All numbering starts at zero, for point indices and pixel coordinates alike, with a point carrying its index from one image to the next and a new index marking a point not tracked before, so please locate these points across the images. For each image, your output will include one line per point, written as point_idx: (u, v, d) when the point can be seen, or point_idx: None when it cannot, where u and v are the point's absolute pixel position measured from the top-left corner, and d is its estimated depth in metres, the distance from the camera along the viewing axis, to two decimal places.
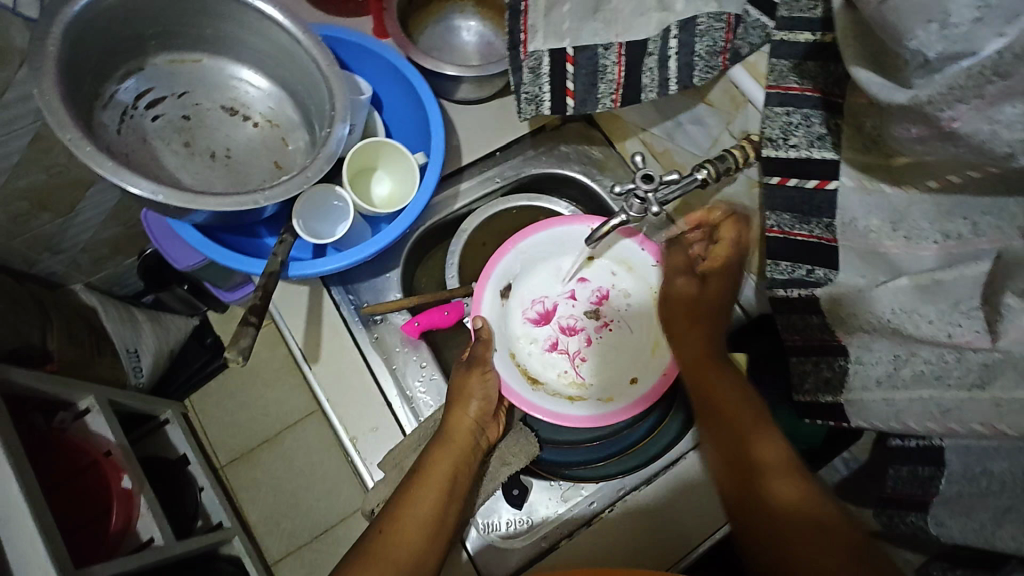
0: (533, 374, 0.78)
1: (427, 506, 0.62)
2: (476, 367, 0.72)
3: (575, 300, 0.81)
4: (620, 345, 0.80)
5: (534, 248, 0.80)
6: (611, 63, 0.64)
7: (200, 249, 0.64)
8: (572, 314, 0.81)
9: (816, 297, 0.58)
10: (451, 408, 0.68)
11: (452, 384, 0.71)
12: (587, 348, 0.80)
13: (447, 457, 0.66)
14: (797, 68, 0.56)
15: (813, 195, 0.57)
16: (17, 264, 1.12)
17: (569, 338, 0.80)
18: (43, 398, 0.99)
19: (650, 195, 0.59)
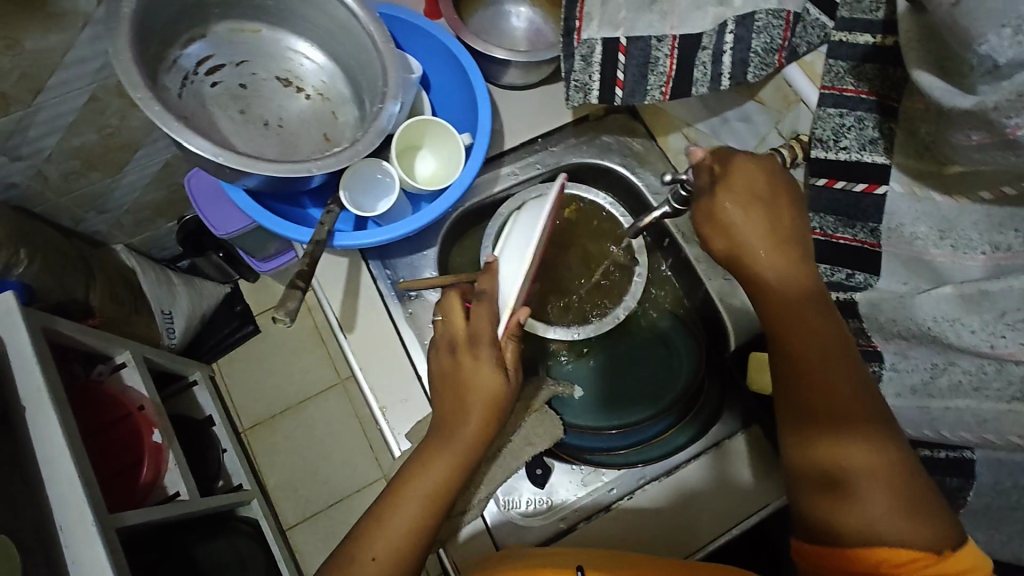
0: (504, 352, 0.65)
1: (417, 509, 0.60)
2: (475, 353, 0.63)
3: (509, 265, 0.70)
4: None
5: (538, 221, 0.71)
6: (663, 56, 0.63)
7: (253, 215, 0.67)
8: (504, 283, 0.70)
9: (855, 302, 0.56)
10: (465, 409, 0.62)
11: (459, 376, 0.63)
12: None
13: (447, 463, 0.61)
14: (855, 69, 0.56)
15: (859, 199, 0.57)
16: (65, 221, 1.21)
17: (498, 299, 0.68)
18: (84, 349, 1.06)
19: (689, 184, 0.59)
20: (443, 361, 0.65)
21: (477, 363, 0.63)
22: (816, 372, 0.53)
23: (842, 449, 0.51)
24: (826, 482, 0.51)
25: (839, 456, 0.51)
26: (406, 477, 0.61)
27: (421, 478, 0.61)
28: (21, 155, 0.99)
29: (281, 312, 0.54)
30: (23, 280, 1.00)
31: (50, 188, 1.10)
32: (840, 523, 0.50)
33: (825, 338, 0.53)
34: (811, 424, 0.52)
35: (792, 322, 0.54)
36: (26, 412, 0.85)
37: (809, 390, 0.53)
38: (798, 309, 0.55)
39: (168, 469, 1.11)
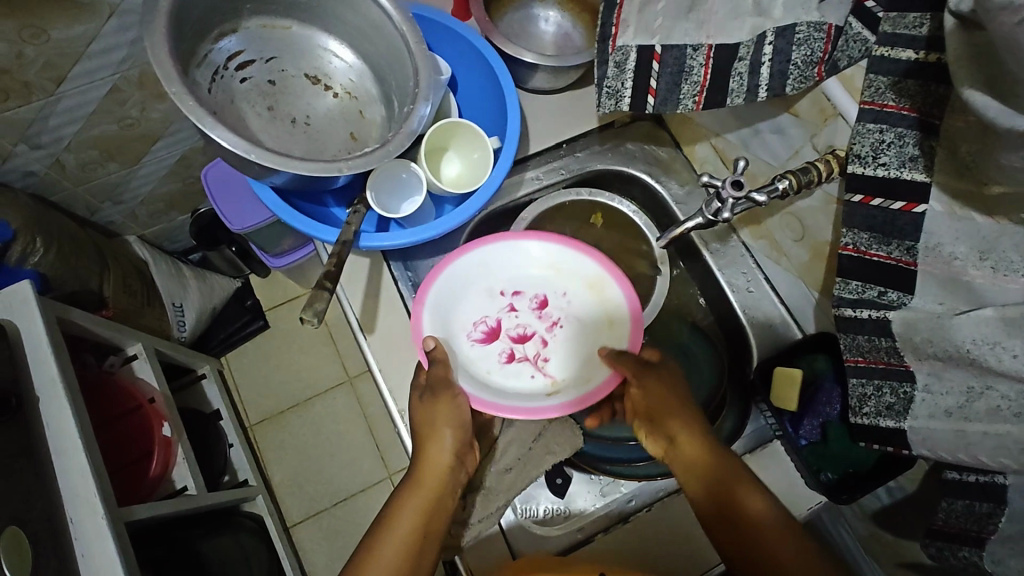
0: (501, 390, 0.71)
1: (395, 558, 0.58)
2: (441, 394, 0.65)
3: (517, 314, 0.75)
4: (574, 340, 0.74)
5: (456, 273, 0.73)
6: (698, 65, 0.63)
7: (281, 215, 0.66)
8: (518, 322, 0.75)
9: (889, 320, 0.57)
10: (424, 446, 0.63)
11: (416, 417, 0.65)
12: (547, 349, 0.74)
13: (420, 504, 0.61)
14: (896, 85, 0.54)
15: (897, 217, 0.56)
16: (81, 211, 1.20)
17: (523, 345, 0.74)
18: (96, 340, 1.06)
19: (732, 200, 0.59)
20: (416, 402, 0.66)
21: (417, 397, 0.66)
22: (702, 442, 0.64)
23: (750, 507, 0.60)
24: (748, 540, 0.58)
25: (734, 487, 0.61)
26: (382, 524, 0.61)
27: (395, 525, 0.60)
28: (40, 144, 0.99)
29: (309, 313, 0.53)
30: (38, 269, 1.00)
31: (67, 178, 1.10)
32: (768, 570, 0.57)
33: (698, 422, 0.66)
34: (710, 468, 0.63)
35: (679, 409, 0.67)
36: (40, 402, 0.85)
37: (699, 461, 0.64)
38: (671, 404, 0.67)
39: (177, 463, 1.11)
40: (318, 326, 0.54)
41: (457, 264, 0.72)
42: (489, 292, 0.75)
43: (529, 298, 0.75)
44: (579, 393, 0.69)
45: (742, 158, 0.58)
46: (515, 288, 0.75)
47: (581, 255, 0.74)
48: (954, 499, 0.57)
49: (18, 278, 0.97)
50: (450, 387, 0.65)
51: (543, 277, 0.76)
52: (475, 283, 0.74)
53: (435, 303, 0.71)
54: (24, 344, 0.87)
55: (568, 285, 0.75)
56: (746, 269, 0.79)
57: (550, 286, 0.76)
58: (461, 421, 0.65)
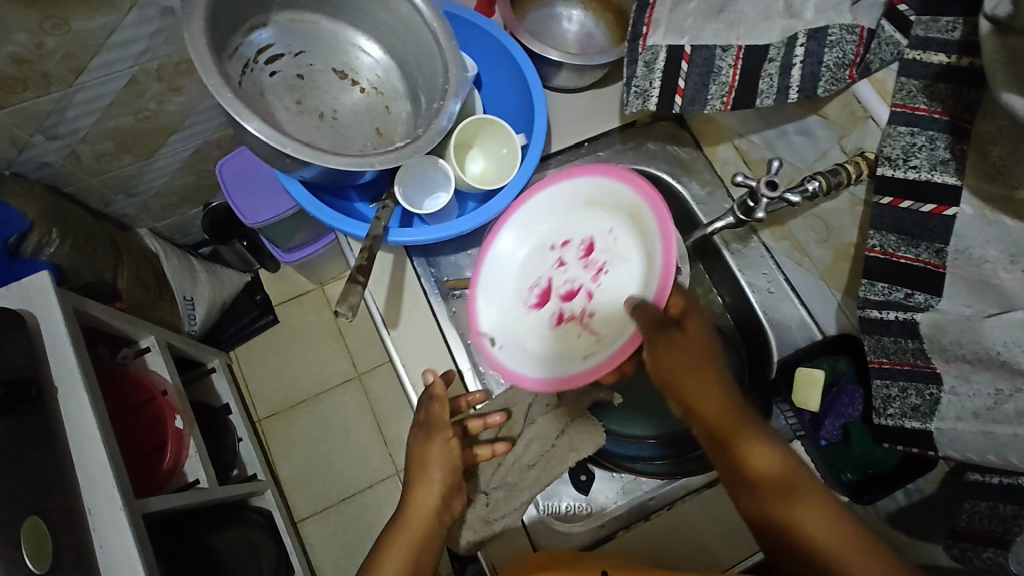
0: (552, 356, 0.68)
1: None
2: (436, 432, 0.65)
3: (565, 270, 0.70)
4: (619, 290, 0.65)
5: (511, 241, 0.71)
6: (727, 66, 0.64)
7: (310, 210, 0.66)
8: (568, 278, 0.70)
9: (916, 322, 0.57)
10: (415, 484, 0.64)
11: (412, 454, 0.65)
12: (593, 303, 0.68)
13: (405, 545, 0.60)
14: (927, 88, 0.55)
15: (927, 220, 0.56)
16: (95, 203, 1.20)
17: (571, 303, 0.69)
18: (110, 332, 1.06)
19: (769, 200, 0.59)
20: (410, 443, 0.66)
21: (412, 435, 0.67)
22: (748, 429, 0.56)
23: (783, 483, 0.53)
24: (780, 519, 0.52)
25: (786, 482, 0.53)
26: (367, 567, 0.60)
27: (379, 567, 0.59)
28: (57, 135, 0.99)
29: (343, 306, 0.54)
30: (54, 260, 1.00)
31: (83, 169, 1.10)
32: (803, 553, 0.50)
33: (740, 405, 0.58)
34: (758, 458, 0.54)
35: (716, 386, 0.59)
36: (58, 393, 0.85)
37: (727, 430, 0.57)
38: (706, 377, 0.60)
39: (189, 456, 1.11)
40: (352, 319, 0.55)
41: (508, 230, 0.71)
42: (540, 249, 0.71)
43: (577, 246, 0.70)
44: (615, 347, 0.62)
45: (775, 159, 0.59)
46: (563, 240, 0.70)
47: (620, 184, 0.66)
48: (977, 501, 0.58)
49: (34, 269, 0.97)
50: (445, 426, 0.66)
51: (589, 221, 0.69)
52: (528, 242, 0.71)
53: (491, 283, 0.70)
54: (42, 335, 0.87)
55: (613, 223, 0.67)
56: (766, 270, 0.80)
57: (596, 229, 0.69)
58: (454, 461, 0.65)
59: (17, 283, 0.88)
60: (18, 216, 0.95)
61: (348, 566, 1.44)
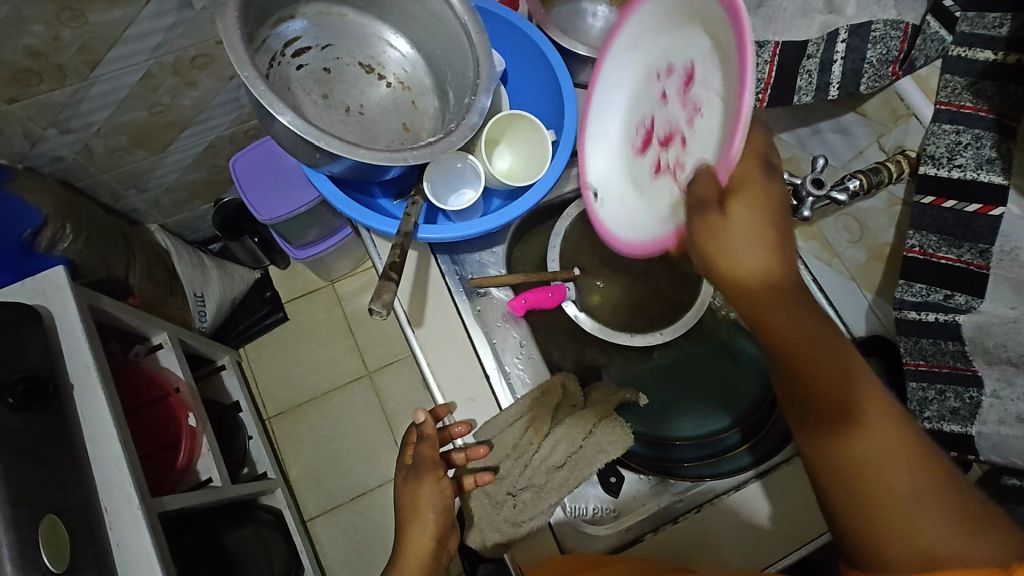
0: (638, 213, 0.59)
1: None
2: (426, 473, 0.65)
3: (669, 105, 0.54)
4: (709, 131, 0.47)
5: (612, 79, 0.61)
6: (765, 62, 0.63)
7: (334, 202, 0.66)
8: (667, 117, 0.55)
9: (958, 323, 0.57)
10: (405, 527, 0.64)
11: (405, 495, 0.66)
12: (687, 150, 0.51)
13: None
14: (973, 86, 0.55)
15: (971, 219, 0.55)
16: (105, 197, 1.19)
17: (668, 149, 0.54)
18: (123, 329, 1.05)
19: (813, 198, 0.57)
20: (402, 484, 0.67)
21: (405, 476, 0.67)
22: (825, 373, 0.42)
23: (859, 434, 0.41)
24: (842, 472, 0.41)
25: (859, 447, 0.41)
26: None
27: None
28: (71, 128, 0.98)
29: (377, 304, 0.54)
30: (68, 256, 0.99)
31: (95, 164, 1.09)
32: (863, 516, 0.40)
33: (822, 333, 0.43)
34: (836, 423, 0.42)
35: (777, 317, 0.44)
36: (74, 390, 0.84)
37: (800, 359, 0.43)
38: (776, 286, 0.44)
39: (201, 454, 1.10)
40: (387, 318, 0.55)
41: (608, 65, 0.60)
42: (649, 78, 0.57)
43: (677, 73, 0.52)
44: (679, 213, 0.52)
45: (820, 158, 0.58)
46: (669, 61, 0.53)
47: None
48: None
49: (47, 264, 0.96)
50: (435, 467, 0.65)
51: (692, 33, 0.49)
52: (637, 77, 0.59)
53: (597, 127, 0.63)
54: (58, 331, 0.86)
55: (701, 40, 0.48)
56: None
57: (695, 46, 0.49)
58: (445, 501, 0.64)
59: (33, 278, 0.87)
60: (34, 212, 0.94)
61: (358, 565, 1.43)
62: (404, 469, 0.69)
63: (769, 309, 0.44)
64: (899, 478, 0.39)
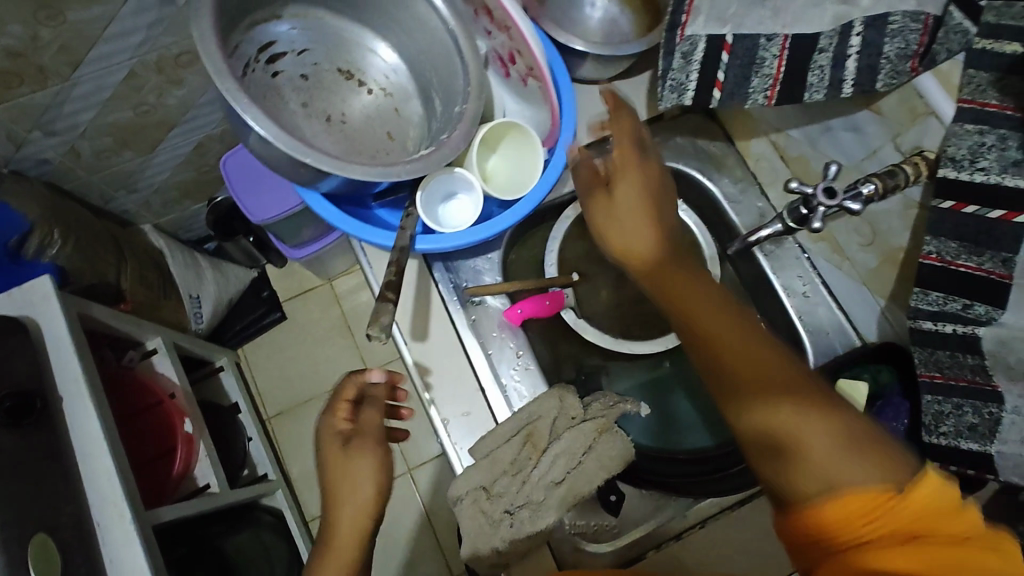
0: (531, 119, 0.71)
1: None
2: (366, 446, 0.62)
3: (492, 38, 0.67)
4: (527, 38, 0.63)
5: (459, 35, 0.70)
6: (771, 56, 0.58)
7: (335, 222, 0.63)
8: (500, 44, 0.67)
9: (978, 337, 0.54)
10: (337, 504, 0.61)
11: (333, 467, 0.62)
12: (524, 58, 0.65)
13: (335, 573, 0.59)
14: (999, 82, 0.51)
15: (994, 227, 0.52)
16: (94, 199, 1.16)
17: (516, 65, 0.67)
18: (116, 334, 1.03)
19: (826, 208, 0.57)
20: (333, 448, 0.62)
21: (336, 445, 0.62)
22: (733, 346, 0.50)
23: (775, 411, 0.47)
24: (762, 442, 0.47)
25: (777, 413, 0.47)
26: None
27: None
28: (55, 131, 0.95)
29: (374, 329, 0.50)
30: (56, 262, 0.96)
31: (81, 166, 1.06)
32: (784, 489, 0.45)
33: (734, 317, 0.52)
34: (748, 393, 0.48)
35: (693, 295, 0.54)
36: (62, 403, 0.82)
37: (715, 351, 0.51)
38: (688, 284, 0.54)
39: (199, 461, 1.09)
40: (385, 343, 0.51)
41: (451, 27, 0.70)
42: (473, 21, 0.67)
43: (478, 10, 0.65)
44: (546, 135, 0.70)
45: (832, 163, 0.57)
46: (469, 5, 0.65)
47: None
48: None
49: (35, 272, 0.94)
50: (378, 436, 0.63)
51: None
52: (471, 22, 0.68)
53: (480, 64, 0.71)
54: (45, 342, 0.83)
55: None
56: (802, 272, 0.73)
57: None
58: (387, 476, 0.62)
59: (20, 288, 0.84)
60: (19, 219, 0.92)
61: None
62: (333, 433, 0.63)
63: (683, 287, 0.54)
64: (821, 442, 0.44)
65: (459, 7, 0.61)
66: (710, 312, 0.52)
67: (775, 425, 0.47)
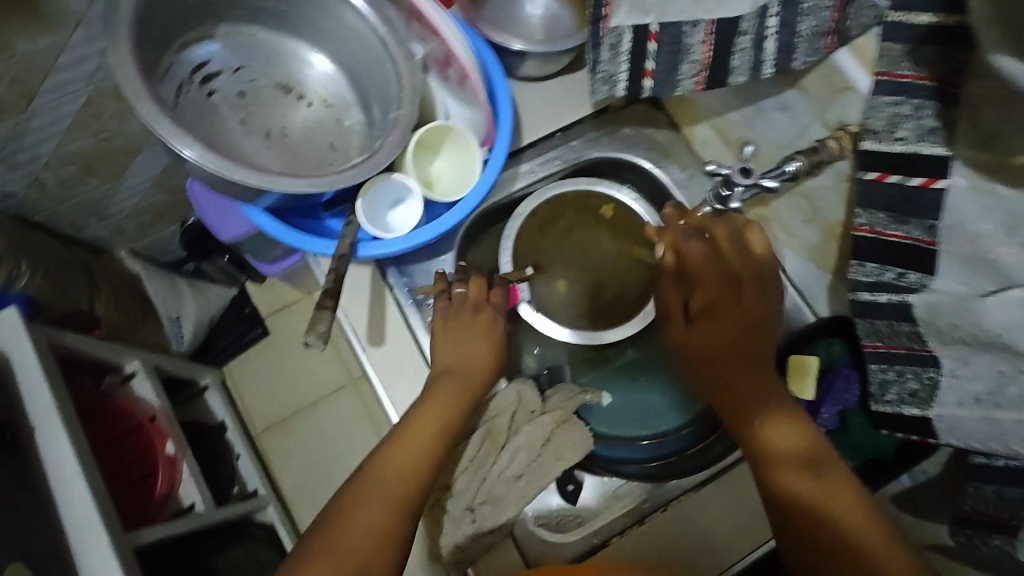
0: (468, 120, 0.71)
1: (380, 508, 0.54)
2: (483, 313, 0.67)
3: (427, 42, 0.66)
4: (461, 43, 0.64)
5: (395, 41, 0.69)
6: (698, 43, 0.58)
7: (280, 236, 0.64)
8: (434, 48, 0.66)
9: (909, 304, 0.54)
10: (446, 358, 0.65)
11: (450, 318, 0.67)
12: (459, 62, 0.65)
13: (442, 409, 0.61)
14: (912, 52, 0.53)
15: (917, 194, 0.53)
16: (66, 228, 1.17)
17: (450, 68, 0.67)
18: (93, 360, 1.03)
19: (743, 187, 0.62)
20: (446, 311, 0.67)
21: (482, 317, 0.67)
22: (749, 351, 0.59)
23: (773, 428, 0.55)
24: (783, 458, 0.53)
25: (793, 439, 0.54)
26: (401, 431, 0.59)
27: (383, 465, 0.57)
28: (17, 163, 0.95)
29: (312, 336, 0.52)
30: (26, 292, 0.96)
31: (49, 197, 1.07)
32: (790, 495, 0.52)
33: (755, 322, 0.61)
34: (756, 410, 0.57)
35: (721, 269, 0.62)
36: (34, 432, 0.79)
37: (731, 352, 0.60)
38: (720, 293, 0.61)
39: (183, 480, 1.09)
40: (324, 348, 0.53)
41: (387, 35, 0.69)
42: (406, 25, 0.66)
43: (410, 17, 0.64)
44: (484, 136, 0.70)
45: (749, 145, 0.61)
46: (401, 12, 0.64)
47: None
48: (981, 484, 0.56)
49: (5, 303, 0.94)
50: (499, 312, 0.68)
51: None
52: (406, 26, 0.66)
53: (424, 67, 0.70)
54: (14, 372, 0.80)
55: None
56: None
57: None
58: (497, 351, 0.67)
59: None
60: None
61: None
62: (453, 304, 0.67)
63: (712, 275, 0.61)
64: (807, 461, 0.53)
65: (387, 14, 0.62)
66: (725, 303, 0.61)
67: (784, 447, 0.54)
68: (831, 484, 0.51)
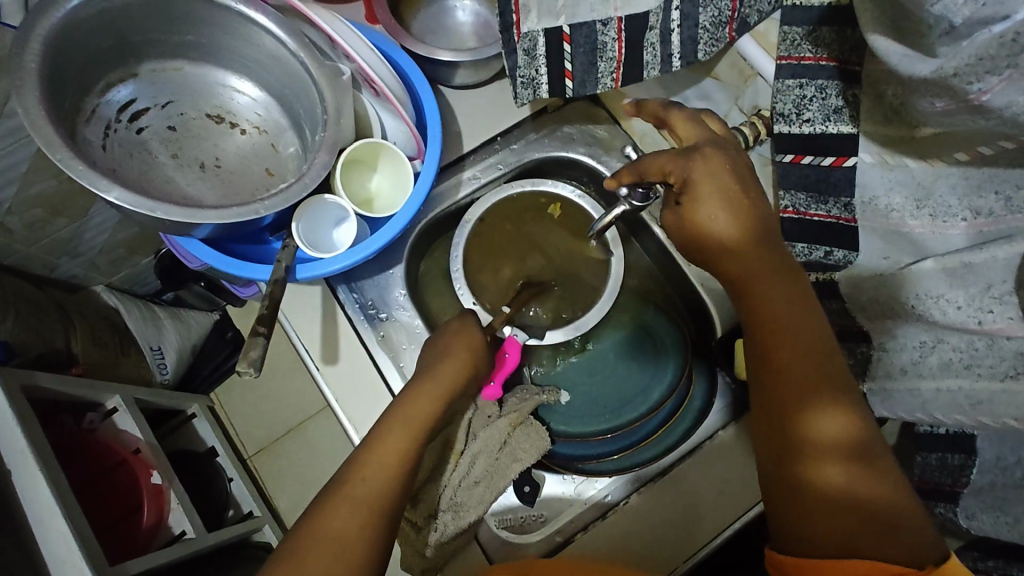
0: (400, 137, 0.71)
1: (354, 519, 0.53)
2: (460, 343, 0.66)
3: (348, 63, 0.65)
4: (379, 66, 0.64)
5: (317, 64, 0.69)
6: (611, 40, 0.60)
7: (217, 265, 0.65)
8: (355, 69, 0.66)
9: (836, 281, 0.57)
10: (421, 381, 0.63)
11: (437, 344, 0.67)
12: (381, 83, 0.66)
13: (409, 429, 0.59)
14: (811, 34, 0.56)
15: (830, 173, 0.57)
16: (39, 269, 1.18)
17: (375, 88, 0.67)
18: (71, 400, 1.02)
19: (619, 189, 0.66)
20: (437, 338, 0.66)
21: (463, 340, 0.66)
22: (792, 327, 0.53)
23: (821, 419, 0.51)
24: (823, 451, 0.51)
25: (842, 429, 0.51)
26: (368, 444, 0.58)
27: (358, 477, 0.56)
28: None
29: (245, 364, 0.53)
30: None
31: (18, 240, 1.07)
32: (827, 486, 0.51)
33: (800, 297, 0.54)
34: (808, 397, 0.52)
35: (749, 218, 0.55)
36: None
37: (767, 329, 0.54)
38: (762, 260, 0.55)
39: (173, 509, 1.11)
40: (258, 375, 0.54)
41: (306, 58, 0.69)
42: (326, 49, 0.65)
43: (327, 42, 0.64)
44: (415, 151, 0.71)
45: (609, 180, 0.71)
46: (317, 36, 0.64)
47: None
48: (927, 453, 0.58)
49: None
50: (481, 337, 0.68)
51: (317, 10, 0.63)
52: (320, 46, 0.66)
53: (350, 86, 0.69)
54: None
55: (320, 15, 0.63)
56: None
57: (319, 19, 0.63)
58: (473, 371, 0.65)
59: None
60: None
61: None
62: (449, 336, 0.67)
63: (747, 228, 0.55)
64: (852, 460, 0.50)
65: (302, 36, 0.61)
66: (759, 266, 0.55)
67: (834, 436, 0.51)
68: (875, 482, 0.50)
